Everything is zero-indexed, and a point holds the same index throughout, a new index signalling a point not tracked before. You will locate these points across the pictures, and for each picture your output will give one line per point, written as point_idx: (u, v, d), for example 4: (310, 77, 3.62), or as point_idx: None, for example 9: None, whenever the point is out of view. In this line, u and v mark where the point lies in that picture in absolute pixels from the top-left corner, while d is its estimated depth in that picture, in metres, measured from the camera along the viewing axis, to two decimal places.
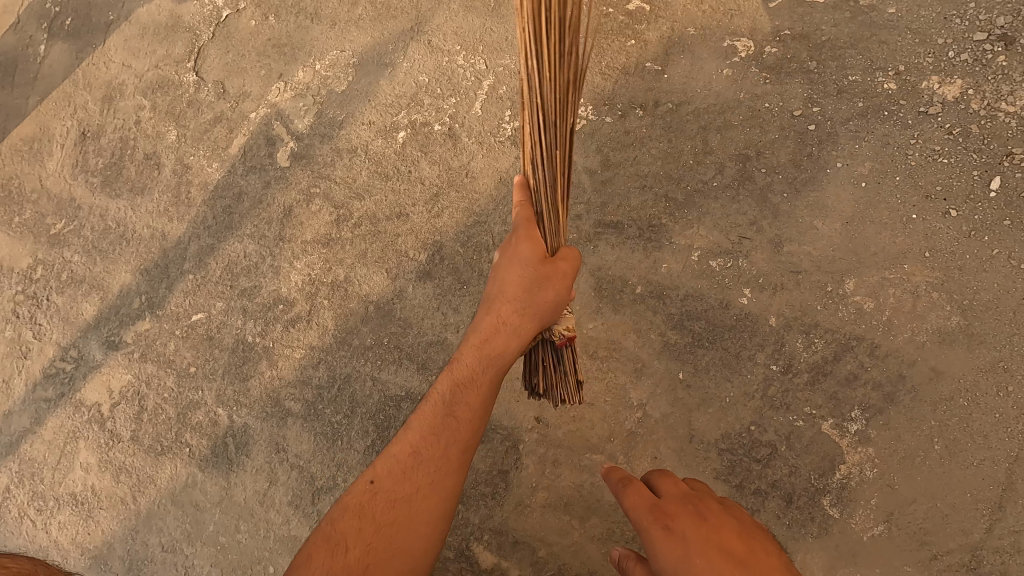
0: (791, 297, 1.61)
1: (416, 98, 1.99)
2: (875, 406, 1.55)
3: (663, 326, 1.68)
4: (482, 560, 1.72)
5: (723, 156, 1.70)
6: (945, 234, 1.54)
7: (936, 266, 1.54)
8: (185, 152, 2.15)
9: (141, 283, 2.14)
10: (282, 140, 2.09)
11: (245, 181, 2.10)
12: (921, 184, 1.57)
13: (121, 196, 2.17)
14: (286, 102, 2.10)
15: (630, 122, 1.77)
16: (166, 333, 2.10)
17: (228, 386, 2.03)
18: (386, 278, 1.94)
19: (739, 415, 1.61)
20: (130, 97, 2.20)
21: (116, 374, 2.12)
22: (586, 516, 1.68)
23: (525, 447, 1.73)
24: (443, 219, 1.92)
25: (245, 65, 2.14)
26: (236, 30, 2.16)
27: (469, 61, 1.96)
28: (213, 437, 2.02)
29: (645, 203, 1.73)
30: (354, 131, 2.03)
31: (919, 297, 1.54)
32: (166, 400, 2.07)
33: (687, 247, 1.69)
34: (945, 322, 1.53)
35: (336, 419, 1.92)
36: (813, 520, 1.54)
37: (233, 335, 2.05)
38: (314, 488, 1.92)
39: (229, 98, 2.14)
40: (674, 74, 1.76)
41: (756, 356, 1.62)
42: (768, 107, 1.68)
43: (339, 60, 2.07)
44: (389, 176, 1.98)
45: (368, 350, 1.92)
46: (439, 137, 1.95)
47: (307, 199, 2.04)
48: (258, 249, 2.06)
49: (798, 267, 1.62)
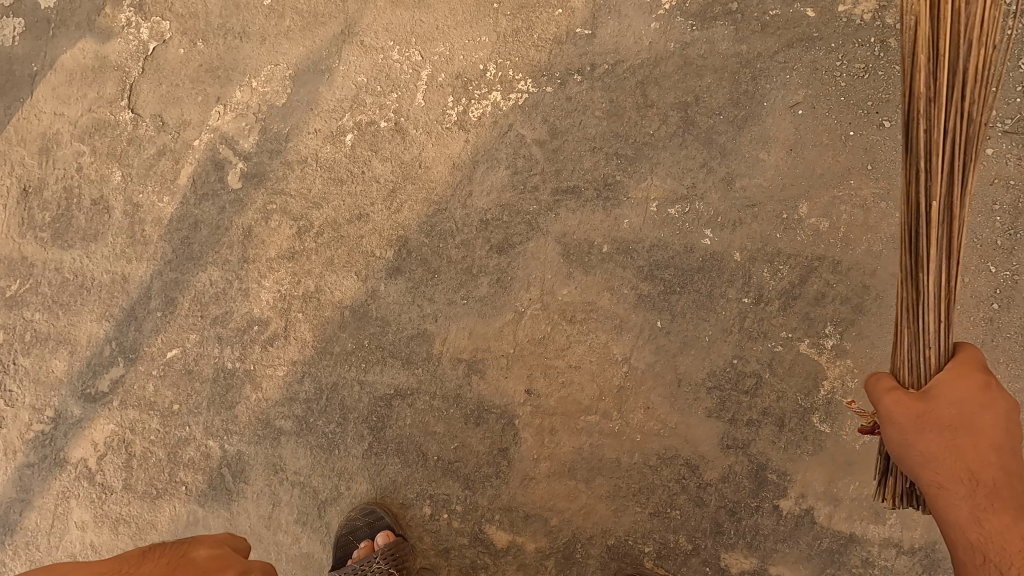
0: (750, 230, 1.66)
1: (358, 99, 1.99)
2: (846, 318, 1.60)
3: (634, 279, 1.72)
4: (497, 540, 1.76)
5: (664, 107, 1.74)
6: (882, 145, 1.61)
7: (879, 176, 1.61)
8: (133, 191, 2.11)
9: (108, 329, 2.09)
10: (231, 162, 2.06)
11: (200, 210, 2.07)
12: (852, 102, 1.63)
13: (74, 247, 2.11)
14: (228, 125, 2.07)
15: (570, 88, 1.82)
16: (144, 375, 2.06)
17: (214, 417, 2.00)
18: (357, 281, 1.93)
19: (720, 351, 1.65)
20: (67, 145, 2.13)
21: (99, 426, 2.07)
22: (591, 477, 1.71)
23: (521, 421, 1.76)
24: (404, 213, 1.92)
25: (180, 94, 2.10)
26: (165, 60, 2.11)
27: (404, 54, 1.96)
28: (208, 470, 1.99)
29: (598, 163, 1.78)
30: (302, 142, 2.02)
31: (870, 209, 1.61)
32: (154, 442, 2.03)
33: (645, 200, 1.73)
34: (896, 229, 1.59)
35: (330, 429, 1.90)
36: (806, 439, 1.60)
37: (211, 365, 2.02)
38: (319, 502, 1.90)
39: (169, 130, 2.10)
40: (604, 35, 1.80)
41: (727, 293, 1.66)
42: (699, 53, 1.73)
43: (275, 74, 2.05)
44: (344, 181, 1.97)
45: (350, 355, 1.91)
46: (387, 134, 1.96)
47: (265, 217, 2.02)
48: (223, 274, 2.04)
49: (752, 200, 1.67)
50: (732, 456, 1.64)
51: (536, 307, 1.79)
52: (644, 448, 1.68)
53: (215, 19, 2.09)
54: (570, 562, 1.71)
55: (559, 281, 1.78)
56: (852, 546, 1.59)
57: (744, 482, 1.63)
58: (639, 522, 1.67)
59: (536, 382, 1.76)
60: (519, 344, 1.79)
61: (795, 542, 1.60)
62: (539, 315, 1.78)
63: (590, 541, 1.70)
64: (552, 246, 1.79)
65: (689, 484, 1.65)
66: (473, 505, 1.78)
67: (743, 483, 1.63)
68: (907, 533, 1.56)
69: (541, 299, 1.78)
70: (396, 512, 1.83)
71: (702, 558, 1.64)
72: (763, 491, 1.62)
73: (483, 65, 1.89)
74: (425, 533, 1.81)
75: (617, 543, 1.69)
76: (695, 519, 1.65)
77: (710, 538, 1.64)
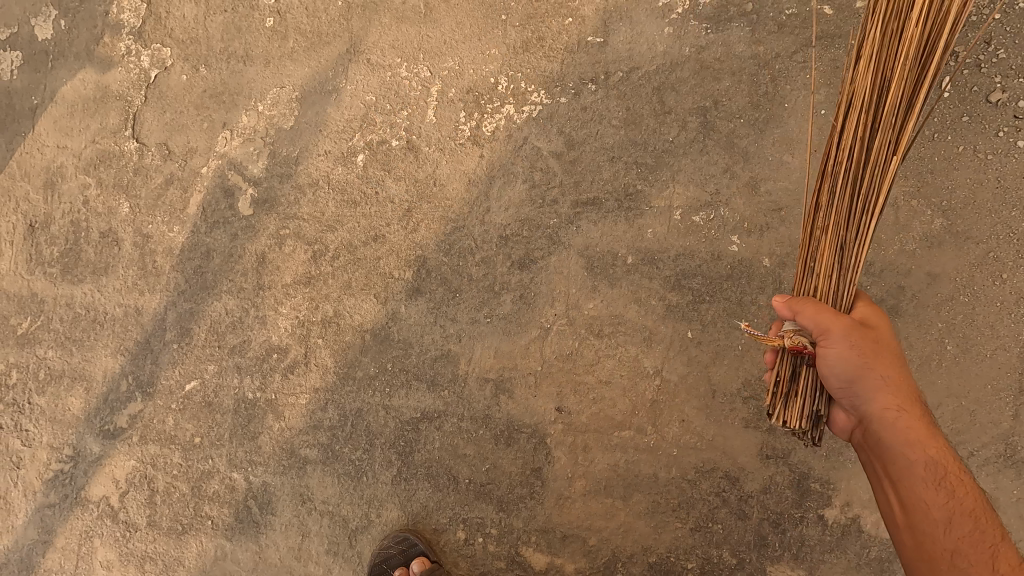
0: (779, 234, 1.63)
1: (367, 118, 1.95)
2: None
3: (661, 290, 1.69)
4: (534, 563, 1.73)
5: (682, 112, 1.71)
6: (911, 142, 1.58)
7: (908, 174, 1.57)
8: (143, 222, 2.07)
9: (124, 364, 2.05)
10: (241, 189, 2.03)
11: (211, 238, 2.03)
12: None
13: (85, 281, 2.08)
14: (236, 150, 2.03)
15: (584, 98, 1.78)
16: (163, 409, 2.02)
17: (237, 449, 1.96)
18: (377, 304, 1.89)
19: (755, 359, 1.62)
20: (73, 178, 2.09)
21: (119, 463, 2.03)
22: (628, 494, 1.67)
23: (553, 439, 1.73)
24: (421, 232, 1.88)
25: (185, 121, 2.06)
26: (168, 87, 2.07)
27: (413, 70, 1.93)
28: (234, 503, 1.95)
29: (617, 173, 1.74)
30: (312, 164, 1.99)
31: (901, 207, 1.57)
32: (177, 477, 1.99)
33: (668, 208, 1.70)
34: (930, 227, 1.55)
35: (356, 456, 1.87)
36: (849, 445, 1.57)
37: (231, 395, 1.98)
38: (349, 531, 1.86)
39: (176, 158, 2.06)
40: (616, 43, 1.77)
41: (759, 300, 1.63)
42: (716, 57, 1.70)
43: (281, 97, 2.01)
44: (358, 202, 1.94)
45: (373, 380, 1.87)
46: (399, 152, 1.92)
47: (279, 242, 1.99)
48: (239, 303, 2.00)
49: (779, 204, 1.63)
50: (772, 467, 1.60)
51: (562, 322, 1.75)
52: (681, 462, 1.65)
53: (218, 44, 2.05)
54: None
55: (584, 295, 1.75)
56: None
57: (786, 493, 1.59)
58: (680, 538, 1.64)
59: (566, 400, 1.73)
60: (546, 361, 1.75)
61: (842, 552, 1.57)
62: (565, 330, 1.75)
63: (630, 559, 1.67)
64: (575, 259, 1.76)
65: (729, 498, 1.62)
66: (508, 527, 1.74)
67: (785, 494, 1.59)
68: None
69: (567, 314, 1.75)
70: (429, 538, 1.79)
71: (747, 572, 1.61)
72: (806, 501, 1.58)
73: (493, 78, 1.86)
74: (460, 558, 1.78)
75: (658, 560, 1.65)
76: (738, 533, 1.61)
77: (755, 552, 1.60)
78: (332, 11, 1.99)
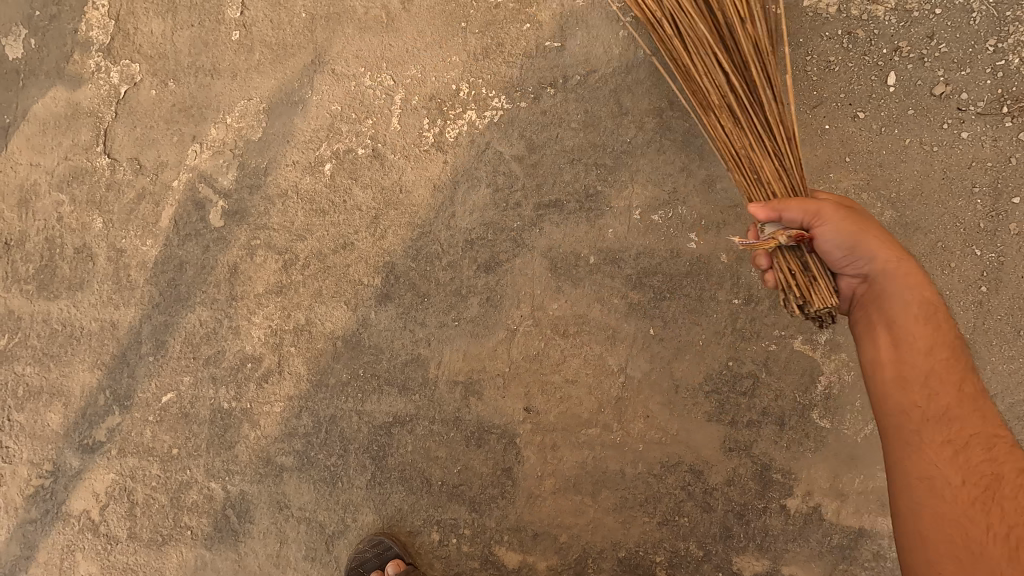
0: (736, 231, 1.66)
1: (333, 128, 1.98)
2: (838, 312, 1.60)
3: (623, 289, 1.72)
4: (508, 561, 1.75)
5: (639, 114, 1.74)
6: (859, 136, 1.61)
7: (858, 168, 1.61)
8: (116, 236, 2.08)
9: (102, 378, 2.07)
10: (211, 201, 2.05)
11: (183, 251, 2.05)
12: (825, 96, 1.63)
13: (60, 297, 2.09)
14: (206, 163, 2.05)
15: (544, 102, 1.81)
16: (141, 422, 2.04)
17: (215, 458, 1.98)
18: (347, 311, 1.92)
19: (716, 354, 1.65)
20: (46, 195, 2.11)
21: (99, 477, 2.05)
22: (596, 491, 1.70)
23: (522, 439, 1.76)
24: (388, 239, 1.90)
25: (155, 135, 2.08)
26: (138, 103, 2.09)
27: (376, 79, 1.95)
28: (212, 512, 1.97)
29: (578, 174, 1.77)
30: (281, 175, 2.00)
31: (852, 201, 1.60)
32: (156, 488, 2.01)
33: (628, 208, 1.73)
34: (880, 219, 1.59)
35: (332, 462, 1.89)
36: (808, 435, 1.60)
37: (207, 406, 2.00)
38: (326, 536, 1.88)
39: (147, 172, 2.08)
40: (573, 47, 1.80)
41: (718, 296, 1.66)
42: (670, 58, 1.73)
43: (249, 109, 2.03)
44: (326, 211, 1.96)
45: (346, 386, 1.89)
46: (366, 161, 1.94)
47: (250, 252, 2.01)
48: (213, 314, 2.02)
49: (734, 201, 1.67)
50: (735, 459, 1.63)
51: (528, 323, 1.78)
52: (647, 457, 1.68)
53: (185, 58, 2.07)
54: None
55: (549, 295, 1.77)
56: (862, 540, 1.58)
57: (749, 484, 1.63)
58: (649, 532, 1.67)
59: (534, 400, 1.76)
60: (514, 362, 1.78)
61: (805, 540, 1.60)
62: (531, 331, 1.77)
63: (601, 555, 1.69)
64: (539, 260, 1.78)
65: (695, 490, 1.65)
66: (481, 527, 1.77)
67: (749, 485, 1.62)
68: None
69: (533, 315, 1.78)
70: (404, 540, 1.81)
71: (714, 563, 1.64)
72: (769, 491, 1.62)
73: (455, 85, 1.88)
74: (435, 559, 1.80)
75: (627, 555, 1.68)
76: (704, 525, 1.64)
77: (721, 543, 1.63)
78: (296, 23, 2.01)
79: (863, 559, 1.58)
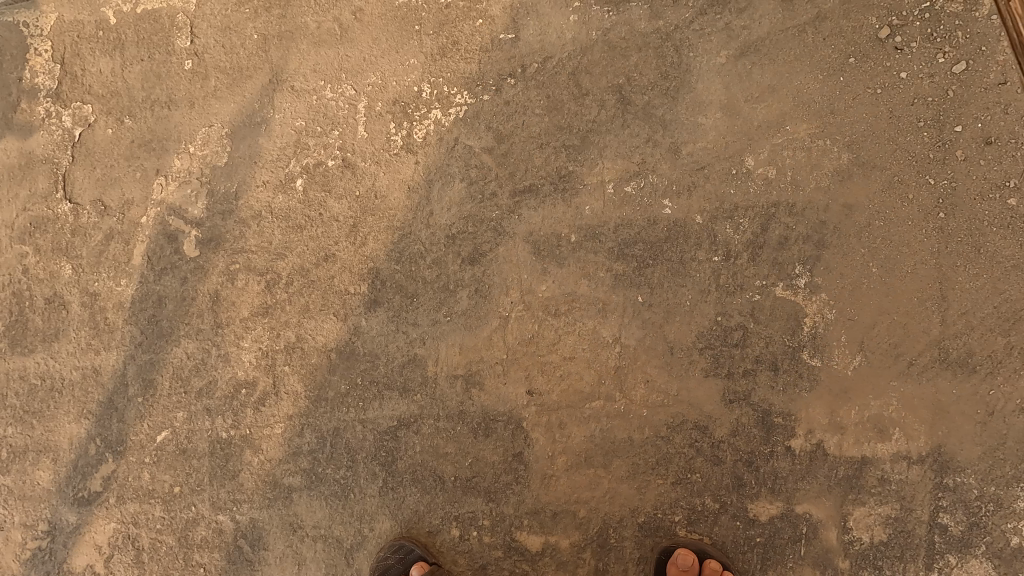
0: (706, 191, 1.73)
1: (299, 143, 1.96)
2: (812, 256, 1.68)
3: (607, 262, 1.76)
4: (531, 545, 1.78)
5: (599, 92, 1.80)
6: (808, 88, 1.70)
7: (812, 118, 1.69)
8: (87, 281, 2.00)
9: (91, 427, 1.98)
10: (183, 232, 1.99)
11: (161, 285, 1.98)
12: (771, 55, 1.72)
13: (35, 351, 2.00)
14: (173, 195, 1.99)
15: (505, 92, 1.85)
16: (136, 466, 1.97)
17: (219, 491, 1.93)
18: (337, 322, 1.90)
19: (704, 312, 1.71)
20: (8, 249, 2.01)
21: (100, 529, 1.97)
22: (608, 461, 1.74)
23: (529, 422, 1.78)
24: (370, 245, 1.90)
25: (117, 173, 2.01)
26: (94, 143, 2.02)
27: (337, 91, 1.95)
28: (224, 546, 1.92)
29: (548, 158, 1.82)
30: (252, 197, 1.97)
31: (811, 149, 1.69)
32: (161, 530, 1.95)
33: (601, 183, 1.78)
34: (838, 162, 1.68)
35: (341, 475, 1.87)
36: (801, 376, 1.67)
37: (205, 438, 1.94)
38: (345, 550, 1.86)
39: (113, 212, 2.00)
40: (527, 37, 1.85)
41: (698, 256, 1.72)
42: (622, 36, 1.79)
43: (211, 135, 1.99)
44: (303, 226, 1.94)
45: (346, 398, 1.88)
46: (337, 171, 1.94)
47: (230, 278, 1.96)
48: (199, 345, 1.96)
49: (701, 163, 1.73)
50: (736, 409, 1.69)
51: (520, 308, 1.80)
52: (653, 421, 1.72)
53: (139, 93, 2.02)
54: (606, 549, 1.74)
55: (536, 279, 1.80)
56: (866, 468, 1.65)
57: (753, 432, 1.69)
58: (663, 493, 1.72)
59: (535, 382, 1.78)
60: (511, 348, 1.80)
61: (813, 477, 1.67)
62: (524, 316, 1.80)
63: (621, 523, 1.74)
64: (522, 246, 1.82)
65: (702, 446, 1.71)
66: (500, 516, 1.79)
67: (753, 433, 1.69)
68: (913, 444, 1.64)
69: (523, 300, 1.80)
70: (425, 541, 1.81)
71: (731, 513, 1.70)
72: (773, 435, 1.68)
73: (417, 87, 1.91)
74: (458, 555, 1.81)
75: (647, 519, 1.73)
76: (716, 478, 1.70)
77: (734, 492, 1.69)
78: (248, 45, 1.99)
79: (869, 486, 1.65)
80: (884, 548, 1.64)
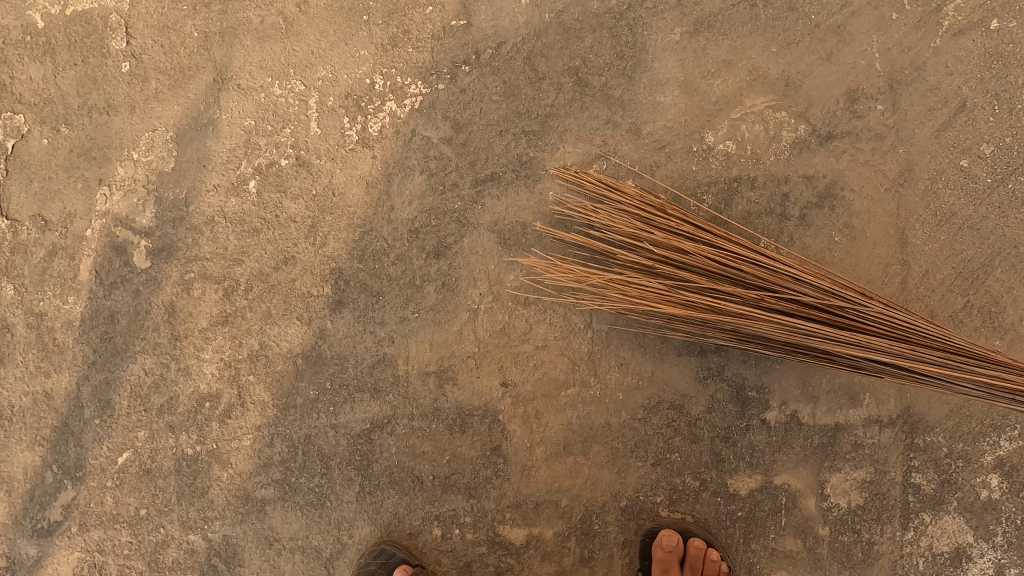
0: (669, 169, 1.72)
1: (250, 143, 1.88)
2: (776, 229, 1.69)
3: (574, 247, 1.74)
4: (514, 538, 1.75)
5: (556, 76, 1.77)
6: (763, 61, 1.70)
7: (768, 90, 1.70)
8: (31, 300, 1.88)
9: (45, 454, 1.87)
10: (132, 243, 1.89)
11: (112, 300, 1.88)
12: (725, 30, 1.71)
13: None
14: (118, 204, 1.89)
15: (461, 80, 1.81)
16: (98, 491, 1.87)
17: (188, 509, 1.85)
18: (302, 326, 1.84)
19: None
20: None
21: (63, 560, 1.87)
22: (587, 448, 1.73)
23: (506, 414, 1.75)
24: (330, 245, 1.84)
25: (56, 185, 1.90)
26: (29, 155, 1.90)
27: (286, 87, 1.88)
28: (197, 566, 1.84)
29: (508, 145, 1.78)
30: (204, 202, 1.88)
31: (769, 122, 1.70)
32: (130, 556, 1.86)
33: (563, 168, 1.76)
34: (797, 134, 1.69)
35: (316, 483, 1.81)
36: (772, 347, 1.68)
37: (170, 456, 1.86)
38: (325, 560, 1.80)
39: (55, 227, 1.89)
40: (479, 23, 1.80)
41: None
42: (576, 17, 1.76)
43: (156, 140, 1.90)
44: (259, 229, 1.86)
45: (316, 403, 1.82)
46: (292, 170, 1.86)
47: (186, 287, 1.87)
48: (157, 360, 1.87)
49: (662, 142, 1.72)
50: (710, 386, 1.70)
51: (489, 299, 1.77)
52: (630, 404, 1.72)
53: (75, 100, 1.91)
54: (591, 536, 1.73)
55: (504, 269, 1.77)
56: (839, 434, 1.67)
57: (728, 407, 1.69)
58: (645, 475, 1.71)
59: (509, 373, 1.75)
60: (482, 340, 1.77)
61: (789, 448, 1.68)
62: (493, 307, 1.77)
63: (603, 509, 1.72)
64: (487, 236, 1.78)
65: (680, 425, 1.70)
66: (482, 511, 1.76)
67: (729, 408, 1.69)
68: (883, 407, 1.66)
69: (492, 291, 1.77)
70: (407, 544, 1.77)
71: (712, 490, 1.70)
72: (749, 409, 1.69)
73: (369, 79, 1.84)
74: (442, 554, 1.77)
75: (629, 503, 1.72)
76: (695, 456, 1.70)
77: (713, 469, 1.70)
78: (188, 43, 1.90)
79: (843, 452, 1.67)
80: (862, 512, 1.67)
